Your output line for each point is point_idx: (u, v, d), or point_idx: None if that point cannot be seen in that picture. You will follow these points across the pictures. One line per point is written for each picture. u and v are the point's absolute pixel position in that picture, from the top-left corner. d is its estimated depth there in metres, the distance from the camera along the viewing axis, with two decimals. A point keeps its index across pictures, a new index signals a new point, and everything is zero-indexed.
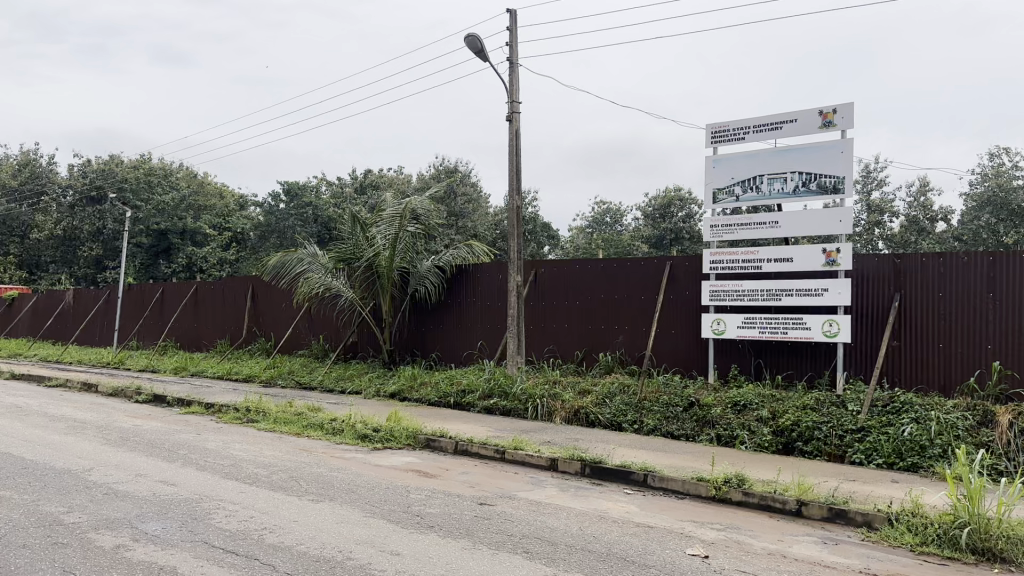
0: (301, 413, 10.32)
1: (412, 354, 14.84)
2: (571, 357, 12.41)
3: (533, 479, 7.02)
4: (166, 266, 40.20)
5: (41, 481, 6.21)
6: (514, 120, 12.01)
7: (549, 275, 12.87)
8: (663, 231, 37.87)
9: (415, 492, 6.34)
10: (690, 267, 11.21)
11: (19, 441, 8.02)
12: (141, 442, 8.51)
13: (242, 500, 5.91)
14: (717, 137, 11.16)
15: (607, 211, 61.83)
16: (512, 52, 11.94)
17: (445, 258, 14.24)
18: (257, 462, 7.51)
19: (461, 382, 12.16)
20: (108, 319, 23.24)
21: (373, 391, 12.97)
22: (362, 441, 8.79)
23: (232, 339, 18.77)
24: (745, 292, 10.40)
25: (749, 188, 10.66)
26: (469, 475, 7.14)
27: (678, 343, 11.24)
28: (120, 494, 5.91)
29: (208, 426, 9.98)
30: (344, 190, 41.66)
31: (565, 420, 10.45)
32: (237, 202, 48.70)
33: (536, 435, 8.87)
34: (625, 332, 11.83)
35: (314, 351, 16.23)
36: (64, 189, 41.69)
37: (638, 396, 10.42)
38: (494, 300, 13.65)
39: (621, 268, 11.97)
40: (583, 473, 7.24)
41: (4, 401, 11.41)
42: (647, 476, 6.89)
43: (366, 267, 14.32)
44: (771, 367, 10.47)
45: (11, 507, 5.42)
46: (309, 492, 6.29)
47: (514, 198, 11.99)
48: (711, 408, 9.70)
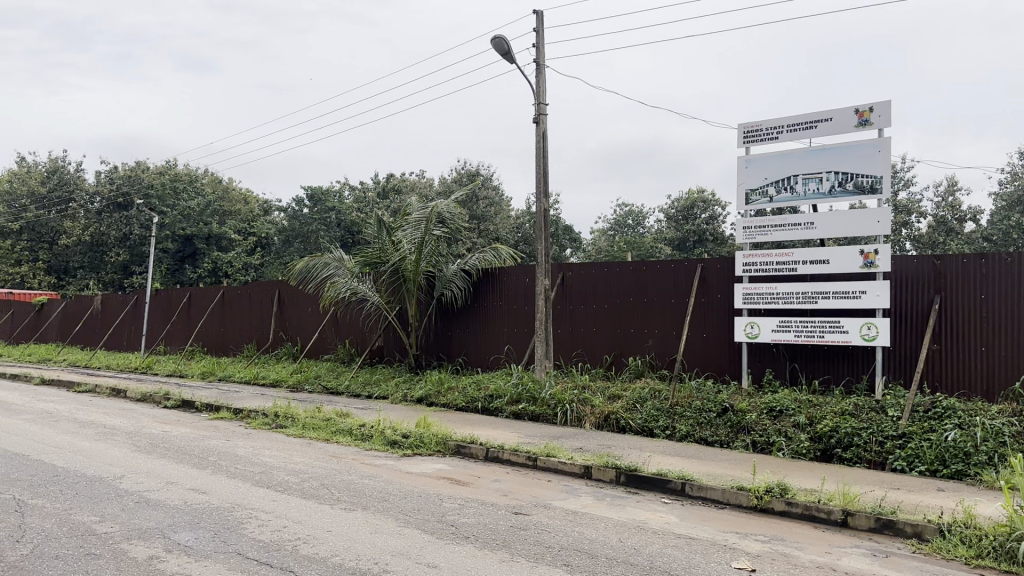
0: (329, 418, 10.25)
1: (439, 358, 14.73)
2: (600, 361, 12.24)
3: (567, 487, 6.87)
4: (192, 272, 40.52)
5: (72, 489, 6.16)
6: (541, 122, 11.87)
7: (577, 277, 12.70)
8: (685, 233, 37.59)
9: (448, 501, 6.21)
10: (722, 269, 11.01)
11: (50, 448, 8.00)
12: (170, 448, 8.47)
13: (274, 509, 5.81)
14: (749, 136, 10.95)
15: (629, 213, 61.55)
16: (539, 53, 11.81)
17: (471, 262, 14.11)
18: (287, 469, 7.42)
19: (489, 386, 12.03)
20: (135, 324, 23.40)
21: (400, 396, 12.88)
22: (392, 447, 8.69)
23: (259, 344, 18.80)
24: (779, 295, 10.20)
25: (783, 189, 10.45)
26: (501, 482, 7.00)
27: (710, 346, 11.04)
28: (151, 503, 5.84)
29: (236, 432, 9.94)
30: (366, 194, 41.80)
31: (595, 426, 10.29)
32: (261, 207, 49.02)
33: (567, 441, 8.73)
34: (655, 336, 11.64)
35: (341, 356, 16.19)
36: (91, 196, 42.19)
37: (670, 401, 10.24)
38: (521, 303, 13.50)
39: (651, 271, 11.79)
40: (618, 481, 7.08)
41: (34, 407, 11.45)
42: (685, 485, 6.71)
43: (392, 271, 14.24)
44: (807, 371, 10.24)
45: (44, 516, 5.37)
46: (341, 500, 6.18)
47: (542, 200, 11.84)
48: (746, 413, 9.49)
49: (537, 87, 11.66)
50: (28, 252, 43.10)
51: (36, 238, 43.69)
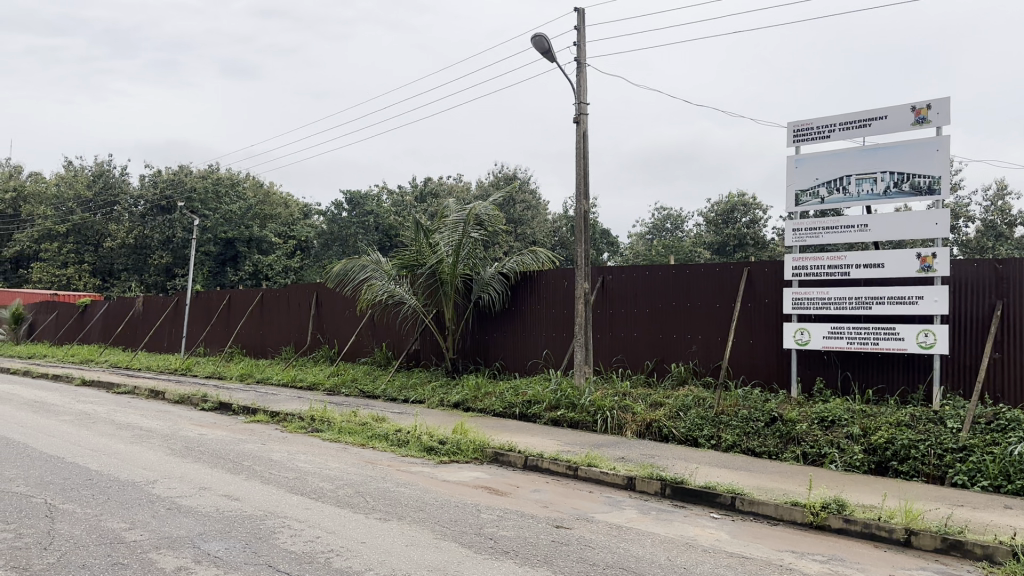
0: (366, 423, 10.08)
1: (475, 363, 14.51)
2: (641, 366, 11.90)
3: (610, 499, 6.57)
4: (233, 275, 40.94)
5: (105, 494, 6.04)
6: (581, 122, 11.61)
7: (617, 281, 12.38)
8: (726, 237, 36.96)
9: (487, 511, 5.95)
10: (770, 273, 10.62)
11: (86, 451, 7.93)
12: (205, 452, 8.35)
13: (307, 518, 5.62)
14: (799, 135, 10.56)
15: (668, 216, 60.95)
16: (579, 52, 11.54)
17: (509, 265, 13.84)
18: (321, 475, 7.24)
19: (527, 392, 11.77)
20: (175, 326, 23.60)
21: (436, 401, 12.68)
22: (428, 454, 8.48)
23: (297, 346, 18.79)
24: (831, 300, 9.80)
25: (836, 189, 10.04)
26: (541, 492, 6.73)
27: (757, 353, 10.65)
28: (183, 510, 5.68)
29: (272, 436, 9.82)
30: (404, 197, 41.86)
31: (636, 434, 9.97)
32: (301, 210, 49.42)
33: (610, 450, 8.43)
34: (699, 342, 11.28)
35: (377, 359, 16.07)
36: (136, 199, 42.94)
37: (715, 409, 9.89)
38: (559, 307, 13.21)
39: (695, 274, 11.43)
40: (663, 493, 6.77)
41: (74, 408, 11.48)
42: (735, 499, 6.39)
43: (430, 273, 14.07)
44: (861, 380, 9.81)
45: (74, 523, 5.24)
46: (376, 509, 5.97)
47: (582, 202, 11.56)
48: (796, 423, 9.11)
49: (577, 86, 11.39)
50: (74, 254, 43.97)
51: (82, 241, 44.56)
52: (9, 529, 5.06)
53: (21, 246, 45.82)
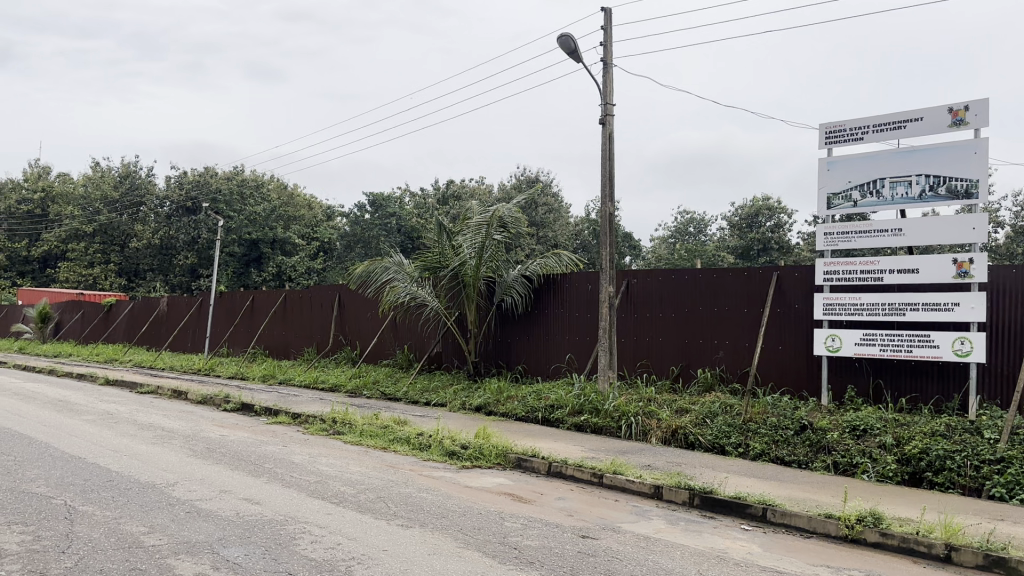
0: (387, 426, 9.98)
1: (497, 366, 14.38)
2: (666, 372, 11.71)
3: (637, 508, 6.40)
4: (256, 275, 41.17)
5: (125, 496, 5.97)
6: (607, 123, 11.45)
7: (642, 285, 12.19)
8: (750, 241, 36.61)
9: (511, 519, 5.81)
10: (800, 278, 10.40)
11: (108, 451, 7.90)
12: (226, 454, 8.28)
13: (328, 524, 5.51)
14: (831, 138, 10.33)
15: (691, 220, 60.60)
16: (606, 52, 11.39)
17: (532, 267, 13.70)
18: (343, 479, 7.14)
19: (550, 396, 11.61)
20: (199, 326, 23.70)
21: (459, 404, 12.56)
22: (450, 459, 8.35)
23: (319, 348, 18.76)
24: (863, 306, 9.56)
25: (869, 193, 9.79)
26: (566, 500, 6.57)
27: (786, 359, 10.42)
28: (203, 514, 5.60)
29: (293, 438, 9.74)
30: (426, 200, 41.91)
31: (662, 441, 9.79)
32: (324, 212, 49.61)
33: (636, 457, 8.25)
34: (726, 347, 11.07)
35: (399, 361, 15.99)
36: (161, 200, 43.34)
37: (743, 417, 9.68)
38: (583, 311, 13.04)
39: (723, 278, 11.22)
40: (691, 503, 6.59)
41: (97, 407, 11.50)
42: (766, 510, 6.20)
43: (452, 274, 13.98)
44: (893, 388, 9.56)
45: (93, 525, 5.17)
46: (398, 515, 5.85)
47: (606, 204, 11.39)
48: (827, 432, 8.89)
49: (604, 87, 11.23)
50: (100, 254, 44.46)
51: (109, 241, 45.06)
52: (27, 531, 5.00)
53: (50, 246, 46.43)
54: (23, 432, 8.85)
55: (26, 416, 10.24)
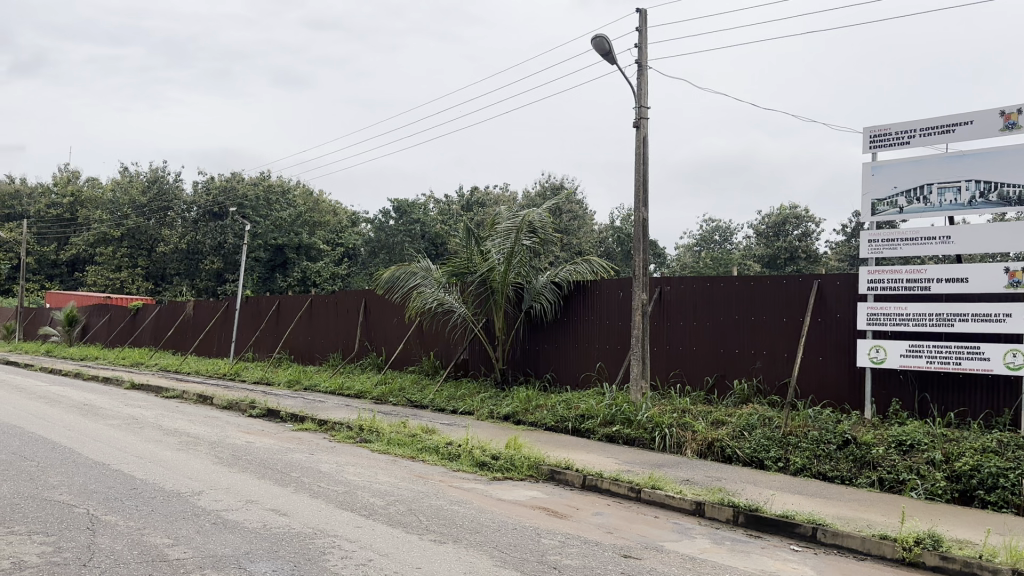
0: (415, 434, 9.75)
1: (525, 374, 14.13)
2: (700, 383, 11.38)
3: (678, 526, 6.11)
4: (282, 280, 41.28)
5: (148, 505, 5.79)
6: (641, 126, 11.17)
7: (676, 292, 11.88)
8: (777, 250, 36.01)
9: (547, 536, 5.54)
10: (843, 287, 10.05)
11: (132, 457, 7.75)
12: (252, 461, 8.09)
13: (358, 538, 5.28)
14: (876, 142, 9.98)
15: (716, 228, 59.96)
16: (641, 54, 11.12)
17: (562, 274, 13.45)
18: (371, 489, 6.91)
19: (580, 405, 11.33)
20: (225, 331, 23.69)
21: (486, 412, 12.31)
22: (480, 469, 8.10)
23: (344, 353, 18.63)
24: (909, 316, 9.20)
25: (916, 199, 9.43)
26: (604, 515, 6.28)
27: (827, 370, 10.07)
28: (228, 525, 5.39)
29: (320, 445, 9.54)
30: (451, 207, 41.78)
31: (697, 454, 9.48)
32: (349, 218, 49.72)
33: (673, 471, 7.95)
34: (764, 358, 10.73)
35: (425, 368, 15.79)
36: (188, 205, 43.66)
37: (782, 429, 9.34)
38: (614, 318, 12.76)
39: (761, 287, 10.89)
40: (736, 521, 6.28)
41: (122, 412, 11.39)
42: (816, 530, 5.88)
43: (480, 280, 13.76)
44: (940, 402, 9.17)
45: (115, 537, 4.98)
46: (430, 529, 5.60)
47: (640, 209, 11.10)
48: (871, 447, 8.52)
49: (638, 89, 10.96)
50: (128, 259, 44.83)
51: (136, 245, 45.45)
52: (48, 542, 4.82)
53: (79, 249, 46.94)
54: (47, 437, 8.72)
55: (52, 420, 10.14)
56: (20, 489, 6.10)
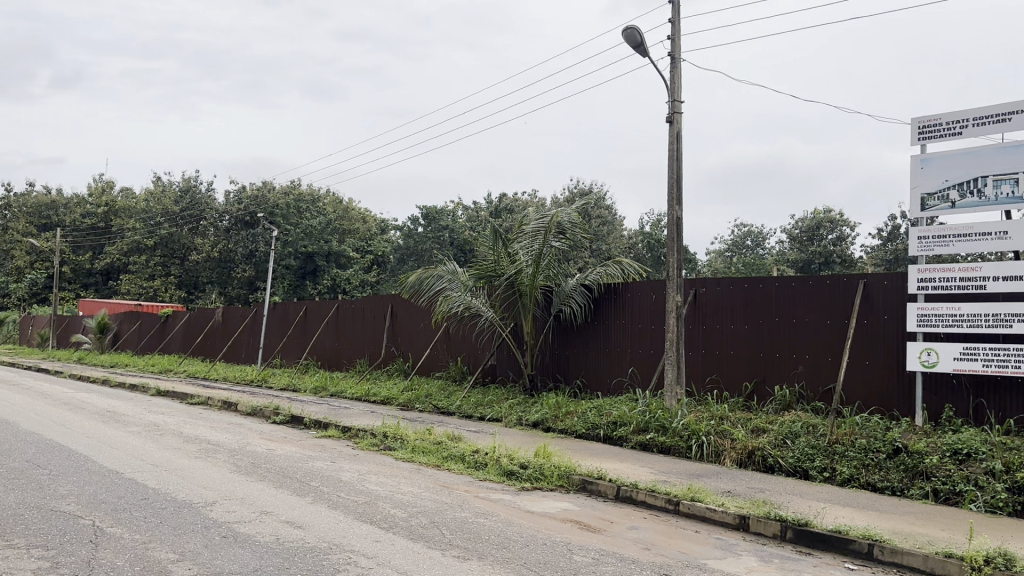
0: (441, 442, 9.40)
1: (555, 380, 13.70)
2: (738, 389, 10.89)
3: (721, 541, 5.66)
4: (312, 288, 41.29)
5: (157, 517, 5.48)
6: (675, 121, 10.74)
7: (712, 294, 11.40)
8: (811, 255, 35.20)
9: (580, 553, 5.12)
10: (890, 287, 9.52)
11: (147, 466, 7.47)
12: (272, 470, 7.78)
13: (376, 554, 4.91)
14: (925, 133, 9.45)
15: (748, 233, 59.09)
16: (673, 46, 10.70)
17: (592, 276, 13.02)
18: (393, 500, 6.56)
19: (612, 412, 10.89)
20: (253, 338, 23.55)
21: (515, 419, 11.94)
22: (508, 479, 7.71)
23: (371, 359, 18.36)
24: (963, 317, 8.65)
25: (968, 192, 8.88)
26: (640, 530, 5.85)
27: (874, 375, 9.54)
28: (239, 539, 5.06)
29: (343, 453, 9.22)
30: (480, 213, 41.51)
31: (736, 463, 9.01)
32: (379, 226, 49.71)
33: (714, 482, 7.50)
34: (806, 362, 10.23)
35: (452, 373, 15.47)
36: (220, 215, 43.94)
37: (828, 438, 8.84)
38: (647, 322, 12.29)
39: (803, 288, 10.38)
40: (784, 537, 5.82)
41: (145, 419, 11.17)
42: (873, 547, 5.40)
43: (508, 283, 13.41)
44: (998, 408, 8.57)
45: (118, 551, 4.67)
46: (454, 544, 5.22)
47: (674, 208, 10.65)
48: (925, 456, 7.98)
49: (671, 83, 10.54)
50: (161, 267, 45.24)
51: (169, 254, 45.84)
52: (45, 557, 4.52)
53: (113, 259, 47.44)
54: (64, 444, 8.51)
55: (72, 427, 9.93)
56: (26, 499, 5.83)
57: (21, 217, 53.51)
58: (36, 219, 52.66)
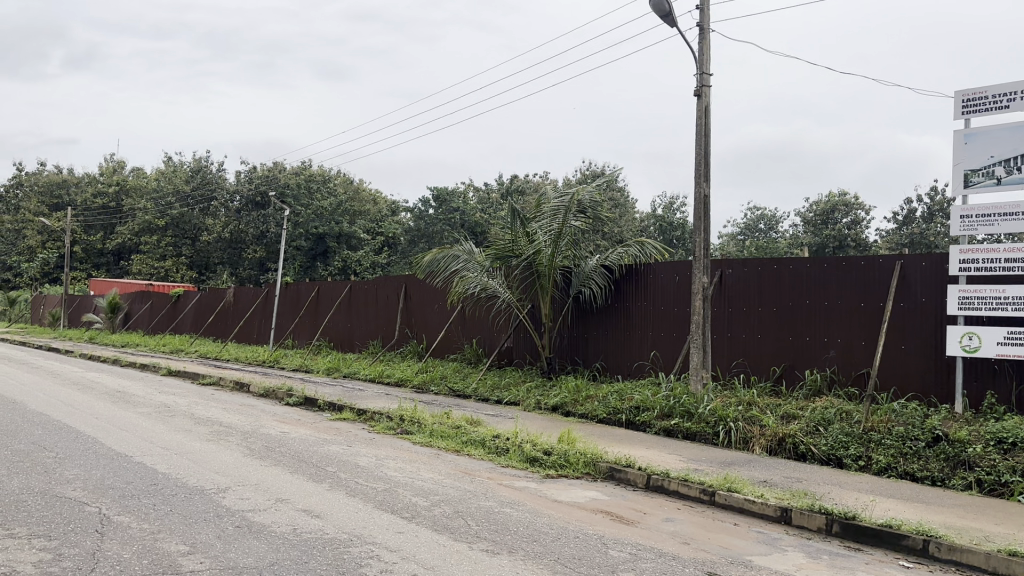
0: (460, 426, 9.09)
1: (574, 363, 13.37)
2: (766, 373, 10.53)
3: (763, 536, 5.33)
4: (323, 269, 41.03)
5: (167, 505, 5.19)
6: (703, 95, 10.32)
7: (739, 276, 11.01)
8: (825, 238, 34.62)
9: (617, 547, 4.80)
10: (930, 268, 9.11)
11: (157, 449, 7.18)
12: (286, 454, 7.49)
13: (400, 547, 4.59)
14: (969, 106, 8.95)
15: (761, 216, 58.43)
16: (702, 16, 10.26)
17: (613, 257, 12.62)
18: (414, 488, 6.24)
19: (634, 397, 10.55)
20: (265, 318, 23.29)
21: (533, 403, 11.61)
22: (532, 466, 7.38)
23: (384, 340, 18.09)
24: (1008, 300, 8.21)
25: (1016, 169, 8.43)
26: (677, 523, 5.52)
27: (910, 360, 9.16)
28: (254, 530, 4.75)
29: (359, 437, 8.93)
30: (491, 194, 41.12)
31: (766, 450, 8.67)
32: (390, 207, 49.39)
33: (748, 471, 7.15)
34: (838, 346, 9.85)
35: (467, 356, 15.18)
36: (231, 195, 43.71)
37: (863, 425, 8.47)
38: (670, 305, 11.92)
39: (836, 269, 9.98)
40: (830, 531, 5.49)
41: (155, 400, 10.90)
42: (928, 543, 5.05)
43: (525, 265, 13.04)
44: None
45: (125, 542, 4.37)
46: (482, 537, 4.90)
47: (701, 185, 10.24)
48: (967, 445, 7.60)
49: (700, 55, 10.10)
50: (172, 247, 45.12)
51: (180, 234, 45.67)
52: (47, 548, 4.22)
53: (124, 239, 47.31)
54: (71, 425, 8.23)
55: (80, 408, 9.67)
56: (30, 485, 5.55)
57: (32, 197, 53.42)
58: (47, 199, 52.60)
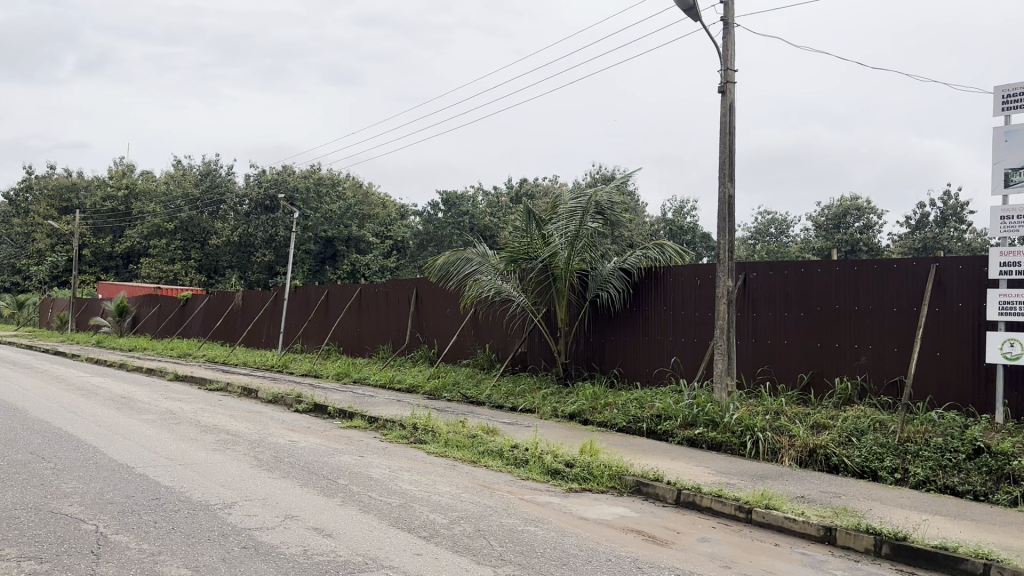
0: (476, 435, 8.74)
1: (590, 370, 13.03)
2: (793, 380, 10.15)
3: (808, 558, 4.95)
4: (331, 274, 40.77)
5: (169, 522, 4.85)
6: (728, 92, 9.96)
7: (764, 279, 10.64)
8: (836, 242, 34.17)
9: (653, 572, 4.43)
10: (966, 272, 8.72)
11: (161, 460, 6.85)
12: (296, 465, 7.14)
13: (419, 571, 4.23)
14: (1009, 102, 8.53)
15: (772, 220, 57.99)
16: (727, 10, 9.89)
17: (631, 259, 12.24)
18: (431, 503, 5.89)
19: (655, 405, 10.16)
20: (274, 322, 22.98)
21: (550, 411, 11.24)
22: (553, 479, 7.02)
23: (395, 345, 17.75)
24: None
25: None
26: (713, 543, 5.15)
27: (946, 368, 8.77)
28: (261, 551, 4.40)
29: (371, 446, 8.58)
30: (500, 198, 40.83)
31: (796, 462, 8.27)
32: (399, 211, 49.20)
33: (783, 486, 6.76)
34: (869, 353, 9.46)
35: (481, 361, 14.83)
36: (240, 198, 43.91)
37: (899, 436, 8.06)
38: (691, 309, 11.53)
39: (867, 273, 9.58)
40: (878, 553, 5.11)
41: (160, 406, 10.58)
42: (988, 567, 4.66)
43: (541, 268, 12.66)
44: None
45: (121, 565, 4.03)
46: (506, 560, 4.53)
47: (726, 185, 9.87)
48: (1011, 457, 7.18)
49: (724, 50, 9.75)
50: (180, 251, 44.91)
51: (188, 238, 45.48)
52: (37, 572, 3.89)
53: (133, 243, 47.13)
54: (72, 434, 7.91)
55: (83, 415, 9.34)
56: (25, 499, 5.22)
57: (41, 200, 53.31)
58: (57, 202, 52.53)
